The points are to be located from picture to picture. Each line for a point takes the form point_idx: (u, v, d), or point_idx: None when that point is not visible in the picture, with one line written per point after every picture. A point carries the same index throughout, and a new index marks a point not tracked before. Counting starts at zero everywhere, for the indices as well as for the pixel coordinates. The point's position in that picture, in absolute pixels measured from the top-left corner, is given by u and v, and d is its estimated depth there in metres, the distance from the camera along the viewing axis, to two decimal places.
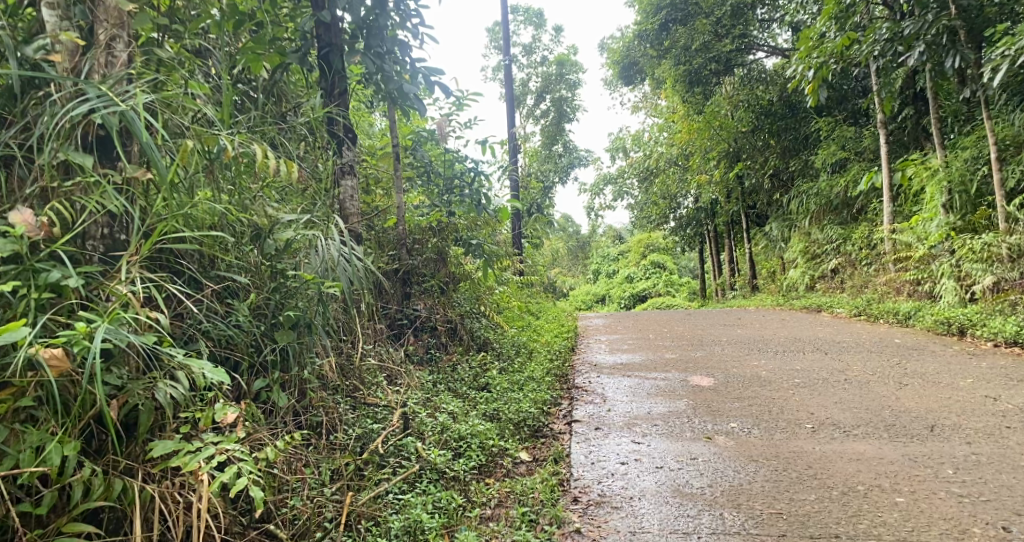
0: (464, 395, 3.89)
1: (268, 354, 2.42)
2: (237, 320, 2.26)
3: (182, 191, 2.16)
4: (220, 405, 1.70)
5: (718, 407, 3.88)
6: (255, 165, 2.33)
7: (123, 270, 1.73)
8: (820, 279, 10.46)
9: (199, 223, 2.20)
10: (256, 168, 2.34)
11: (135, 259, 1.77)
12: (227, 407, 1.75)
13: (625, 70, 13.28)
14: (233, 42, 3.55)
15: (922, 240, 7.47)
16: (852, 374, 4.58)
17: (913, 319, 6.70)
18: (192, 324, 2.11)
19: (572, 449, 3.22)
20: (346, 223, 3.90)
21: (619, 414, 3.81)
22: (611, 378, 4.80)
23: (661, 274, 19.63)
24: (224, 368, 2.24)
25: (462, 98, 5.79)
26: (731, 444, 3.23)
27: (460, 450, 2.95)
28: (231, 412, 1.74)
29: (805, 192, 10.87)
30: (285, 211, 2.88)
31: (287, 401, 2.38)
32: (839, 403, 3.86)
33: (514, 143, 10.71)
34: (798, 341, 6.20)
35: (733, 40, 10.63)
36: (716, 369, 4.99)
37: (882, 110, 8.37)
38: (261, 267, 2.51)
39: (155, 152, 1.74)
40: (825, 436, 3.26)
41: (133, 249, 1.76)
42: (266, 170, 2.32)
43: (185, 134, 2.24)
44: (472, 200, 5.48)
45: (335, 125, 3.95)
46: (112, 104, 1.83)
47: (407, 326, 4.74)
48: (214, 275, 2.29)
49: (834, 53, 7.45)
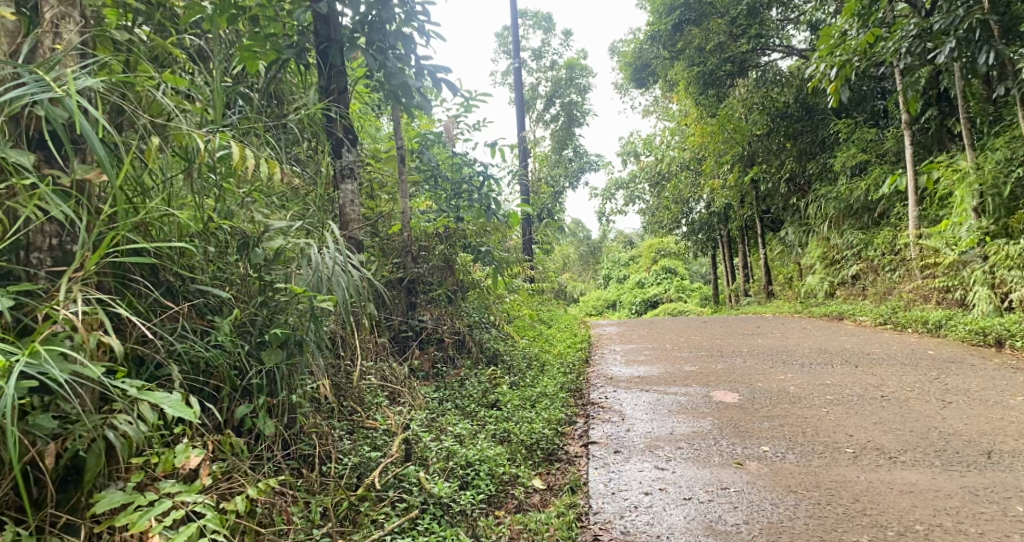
0: (473, 414, 3.63)
1: (253, 378, 2.17)
2: (218, 339, 2.03)
3: (152, 196, 1.94)
4: (182, 447, 1.49)
5: (747, 428, 3.58)
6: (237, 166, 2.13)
7: (61, 288, 1.48)
8: (840, 286, 10.10)
9: (169, 231, 1.98)
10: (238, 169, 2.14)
11: (78, 276, 1.53)
12: (191, 450, 1.53)
13: (638, 72, 13.00)
14: (227, 39, 3.35)
15: (952, 245, 7.12)
16: (888, 390, 4.27)
17: (944, 328, 6.36)
18: (163, 346, 1.85)
19: (591, 476, 2.94)
20: (346, 229, 3.65)
21: (639, 435, 3.53)
22: (629, 393, 4.51)
23: (673, 281, 19.28)
24: (199, 397, 2.00)
25: (470, 99, 5.54)
26: (765, 471, 2.93)
27: (467, 480, 2.69)
28: (195, 456, 1.52)
29: (823, 195, 10.53)
30: (277, 216, 2.65)
31: (274, 429, 2.14)
32: (879, 423, 3.55)
33: (523, 146, 10.46)
34: (823, 353, 5.89)
35: (749, 40, 10.27)
36: (740, 384, 4.68)
37: (907, 110, 8.02)
38: (248, 278, 2.34)
39: (99, 148, 1.50)
40: (870, 463, 2.96)
41: (77, 262, 1.52)
42: (249, 171, 2.11)
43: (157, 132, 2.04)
44: (481, 205, 5.23)
45: (334, 124, 3.70)
46: (51, 92, 1.62)
47: (412, 338, 4.53)
48: (193, 290, 2.06)
49: (857, 51, 7.13)
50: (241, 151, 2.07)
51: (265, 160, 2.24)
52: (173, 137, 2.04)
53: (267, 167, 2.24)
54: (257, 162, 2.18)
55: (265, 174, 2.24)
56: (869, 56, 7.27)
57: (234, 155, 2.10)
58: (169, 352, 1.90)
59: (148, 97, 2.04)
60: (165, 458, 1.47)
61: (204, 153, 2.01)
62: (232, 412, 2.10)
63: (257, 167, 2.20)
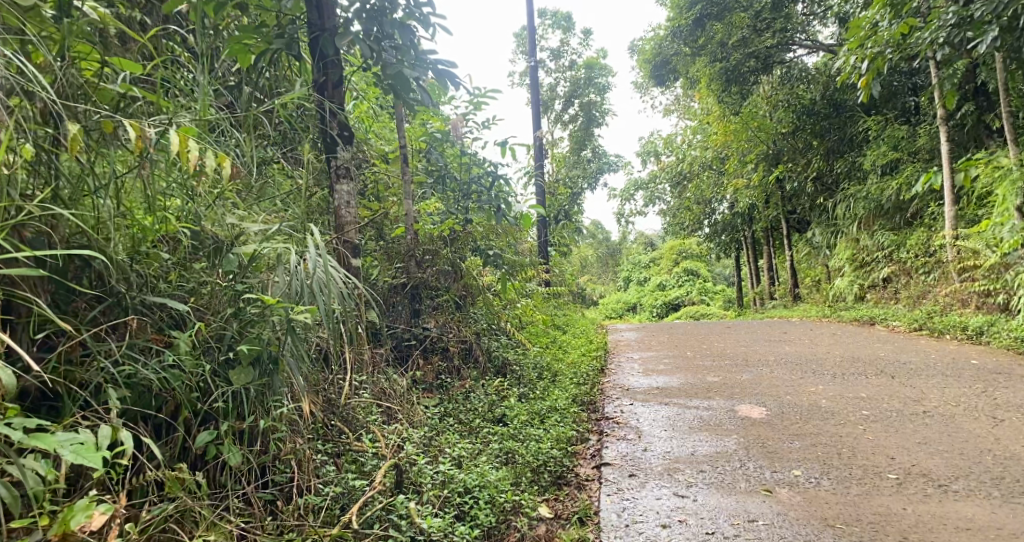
0: (477, 431, 3.39)
1: (218, 401, 1.96)
2: (174, 360, 1.85)
3: (77, 194, 1.76)
4: (83, 504, 1.34)
5: (776, 448, 3.26)
6: (184, 161, 1.91)
7: None
8: (871, 290, 9.62)
9: (100, 235, 1.80)
10: (185, 163, 1.92)
11: None
12: (92, 504, 1.38)
13: (658, 70, 12.68)
14: (213, 32, 3.16)
15: (993, 246, 6.71)
16: (930, 405, 3.91)
17: (986, 335, 5.95)
18: (99, 371, 1.70)
19: (602, 505, 2.67)
20: (340, 233, 3.42)
21: (656, 456, 3.23)
22: (646, 407, 4.21)
23: (696, 283, 18.93)
24: (147, 424, 1.82)
25: (478, 96, 5.31)
26: (797, 500, 2.61)
27: (463, 510, 2.43)
28: (97, 512, 1.37)
29: (852, 195, 10.07)
30: (254, 218, 2.45)
31: (239, 457, 1.94)
32: (924, 443, 3.21)
33: (540, 146, 10.16)
34: (856, 361, 5.51)
35: (774, 34, 9.81)
36: (767, 397, 4.35)
37: (944, 104, 7.52)
38: (217, 286, 2.13)
39: None
40: (917, 493, 2.61)
41: None
42: (193, 166, 1.88)
43: (79, 115, 1.82)
44: (491, 207, 5.06)
45: (329, 121, 3.46)
46: None
47: (415, 346, 4.30)
48: (142, 306, 1.89)
49: (890, 43, 6.66)
50: (178, 138, 1.82)
51: (226, 155, 2.05)
52: (100, 124, 1.83)
53: (229, 163, 2.05)
54: (208, 155, 1.96)
55: (229, 172, 2.05)
56: (903, 47, 6.85)
57: (171, 143, 1.85)
58: (107, 377, 1.74)
59: (74, 82, 1.82)
60: (63, 517, 1.32)
61: (139, 146, 1.80)
62: (192, 438, 1.91)
63: (210, 161, 1.99)
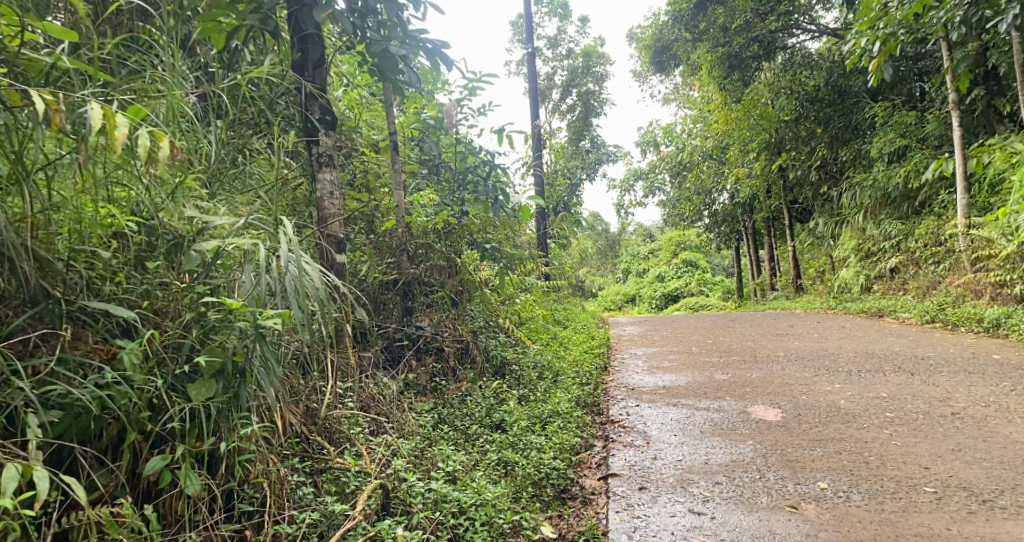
0: (473, 441, 3.13)
1: (173, 420, 1.71)
2: (116, 376, 1.61)
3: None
4: None
5: (798, 456, 3.00)
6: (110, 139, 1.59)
7: None
8: (878, 280, 9.37)
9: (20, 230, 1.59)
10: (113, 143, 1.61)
11: None
12: None
13: (657, 56, 12.32)
14: (181, 7, 2.87)
15: (1009, 235, 6.42)
16: (957, 406, 3.65)
17: (1005, 328, 5.70)
18: (21, 393, 1.47)
19: (611, 524, 2.41)
20: (324, 227, 3.17)
21: (668, 466, 2.97)
22: (653, 408, 3.96)
23: (694, 274, 18.70)
24: (83, 453, 1.58)
25: (473, 81, 5.01)
26: (826, 518, 2.36)
27: (457, 533, 2.17)
28: None
29: (858, 184, 9.78)
30: (221, 212, 2.20)
31: (198, 484, 1.68)
32: (959, 450, 2.96)
33: (538, 135, 9.84)
34: (871, 357, 5.24)
35: (778, 18, 9.51)
36: (781, 397, 4.10)
37: (956, 87, 7.22)
38: (174, 289, 1.86)
39: None
40: (960, 510, 2.36)
41: None
42: (118, 145, 1.54)
43: None
44: (488, 198, 4.62)
45: (310, 105, 3.21)
46: None
47: (408, 346, 4.05)
48: (82, 313, 1.68)
49: (903, 24, 6.33)
50: (97, 110, 1.50)
51: (164, 133, 1.74)
52: (10, 99, 1.57)
53: (167, 141, 1.74)
54: (141, 133, 1.63)
55: (170, 154, 1.73)
56: (915, 28, 6.55)
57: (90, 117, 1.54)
58: (33, 398, 1.51)
59: None
60: None
61: (49, 121, 1.51)
62: (141, 466, 1.65)
63: (145, 141, 1.67)
